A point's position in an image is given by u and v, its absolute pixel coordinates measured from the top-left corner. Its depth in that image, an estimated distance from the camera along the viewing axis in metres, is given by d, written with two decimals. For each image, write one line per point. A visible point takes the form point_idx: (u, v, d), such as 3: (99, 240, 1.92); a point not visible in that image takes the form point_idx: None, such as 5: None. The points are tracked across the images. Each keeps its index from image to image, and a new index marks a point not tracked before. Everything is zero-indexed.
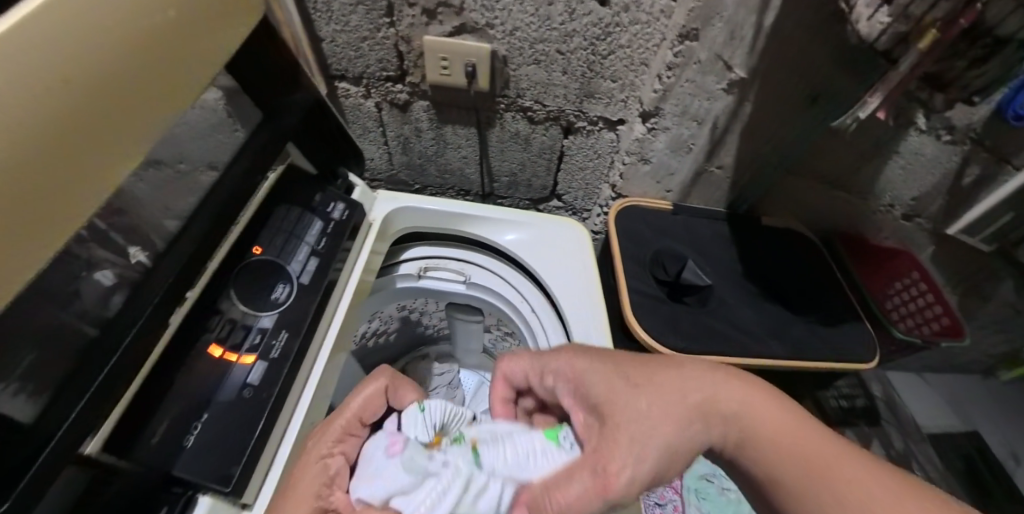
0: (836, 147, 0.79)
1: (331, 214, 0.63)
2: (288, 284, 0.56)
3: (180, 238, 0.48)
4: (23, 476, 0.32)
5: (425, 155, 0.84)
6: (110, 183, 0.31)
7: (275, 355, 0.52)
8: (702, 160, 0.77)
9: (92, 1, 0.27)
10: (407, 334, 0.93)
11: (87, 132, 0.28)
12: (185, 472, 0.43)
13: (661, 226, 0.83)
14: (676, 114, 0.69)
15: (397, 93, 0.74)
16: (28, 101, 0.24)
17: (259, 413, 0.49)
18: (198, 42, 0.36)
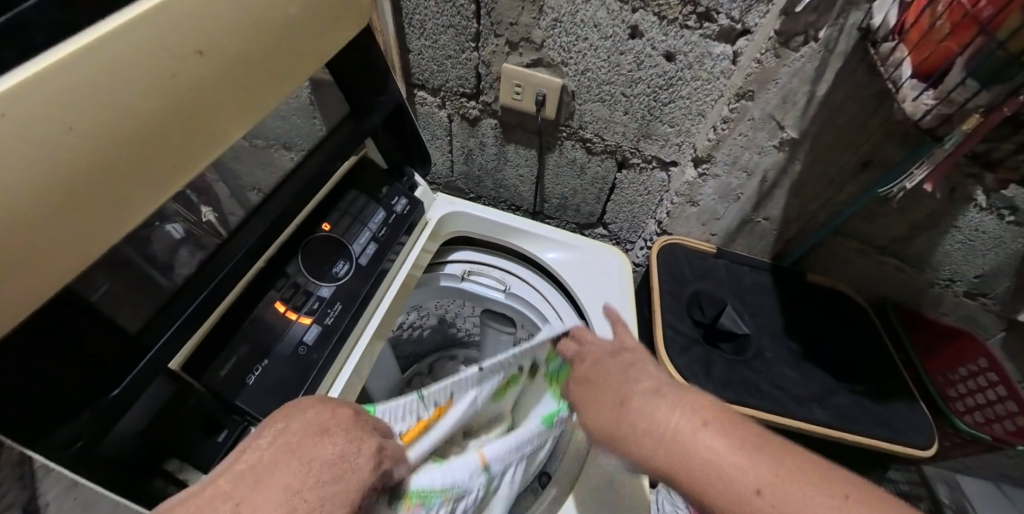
0: (890, 215, 0.78)
1: (394, 207, 0.71)
2: (348, 263, 0.64)
3: (264, 208, 0.57)
4: (122, 380, 0.41)
5: (484, 168, 0.92)
6: (199, 154, 0.37)
7: (328, 321, 0.60)
8: (749, 209, 0.79)
9: (214, 12, 0.35)
10: (440, 333, 0.99)
11: (189, 109, 0.35)
12: (245, 403, 0.51)
13: (702, 268, 0.83)
14: (727, 163, 0.72)
15: (470, 108, 0.82)
16: (167, 62, 0.32)
17: (309, 367, 0.56)
18: (297, 51, 0.44)
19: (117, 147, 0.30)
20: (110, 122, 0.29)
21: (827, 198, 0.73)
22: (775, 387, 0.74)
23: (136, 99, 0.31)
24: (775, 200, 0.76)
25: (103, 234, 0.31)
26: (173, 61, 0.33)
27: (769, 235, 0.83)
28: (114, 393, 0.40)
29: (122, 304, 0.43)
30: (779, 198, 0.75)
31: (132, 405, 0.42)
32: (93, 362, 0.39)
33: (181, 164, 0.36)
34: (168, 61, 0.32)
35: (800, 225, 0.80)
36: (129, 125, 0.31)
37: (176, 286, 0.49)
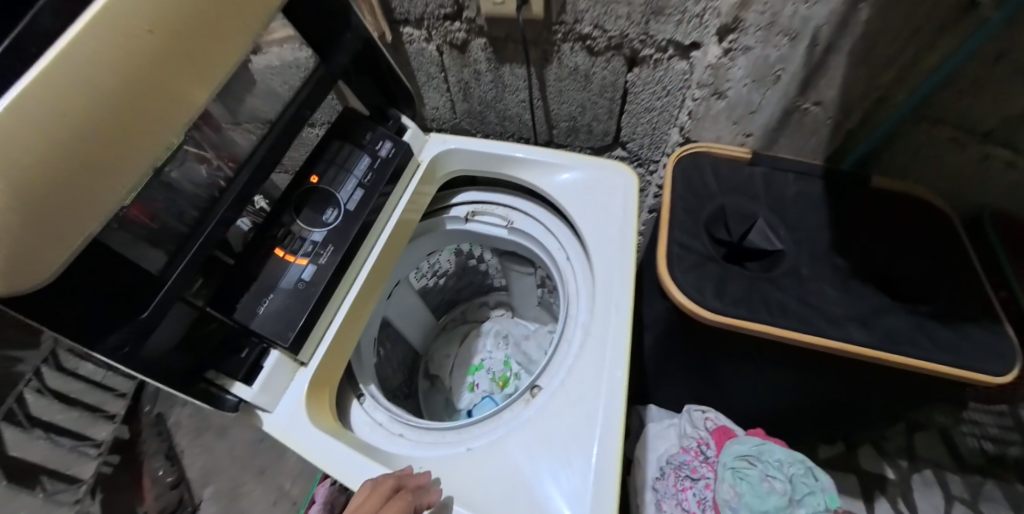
0: (1002, 82, 0.60)
1: (379, 151, 0.66)
2: (337, 210, 0.61)
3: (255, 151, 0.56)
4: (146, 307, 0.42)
5: (485, 101, 0.83)
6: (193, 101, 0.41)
7: (322, 261, 0.58)
8: (793, 93, 0.66)
9: None
10: (469, 281, 0.94)
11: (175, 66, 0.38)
12: (259, 328, 0.53)
13: (736, 179, 0.71)
14: (762, 26, 0.59)
15: (455, 32, 0.73)
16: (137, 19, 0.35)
17: (303, 305, 0.55)
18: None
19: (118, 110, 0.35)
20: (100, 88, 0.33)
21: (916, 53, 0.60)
22: (803, 304, 0.60)
23: (117, 65, 0.34)
24: (831, 70, 0.62)
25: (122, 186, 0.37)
26: (128, 38, 0.34)
27: (823, 128, 0.71)
28: (145, 314, 0.42)
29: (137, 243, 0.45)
30: (836, 68, 0.62)
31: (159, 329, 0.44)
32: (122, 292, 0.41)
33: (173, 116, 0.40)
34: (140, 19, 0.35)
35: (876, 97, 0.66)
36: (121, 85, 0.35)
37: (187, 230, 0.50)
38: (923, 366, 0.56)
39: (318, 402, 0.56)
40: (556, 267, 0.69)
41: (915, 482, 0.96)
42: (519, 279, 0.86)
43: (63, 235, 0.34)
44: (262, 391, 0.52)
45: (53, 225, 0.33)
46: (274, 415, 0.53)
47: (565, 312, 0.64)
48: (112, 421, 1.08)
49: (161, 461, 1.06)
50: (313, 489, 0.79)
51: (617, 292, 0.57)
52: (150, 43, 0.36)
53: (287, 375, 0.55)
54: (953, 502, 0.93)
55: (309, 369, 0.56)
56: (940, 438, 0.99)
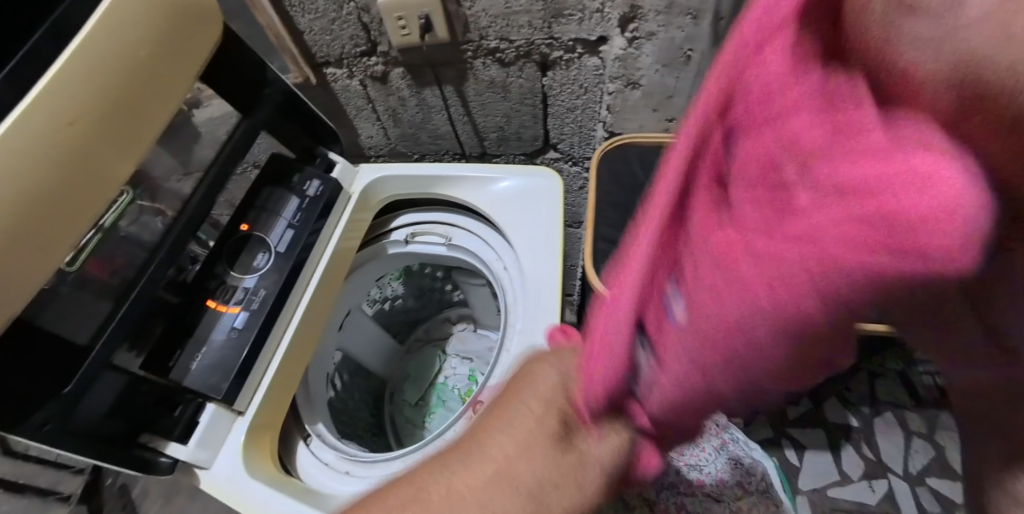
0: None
1: (307, 191, 0.68)
2: (268, 252, 0.64)
3: (183, 211, 0.59)
4: (71, 379, 0.45)
5: (415, 124, 0.84)
6: (117, 178, 0.46)
7: (254, 306, 0.61)
8: (708, 71, 0.65)
9: (78, 69, 0.42)
10: (427, 301, 0.94)
11: (98, 148, 0.44)
12: (192, 383, 0.55)
13: (664, 163, 0.71)
14: (659, 11, 0.59)
15: (374, 66, 0.75)
16: (59, 114, 0.40)
17: (238, 352, 0.57)
18: (184, 56, 0.51)
19: (40, 193, 0.39)
20: (26, 177, 0.38)
21: None
22: None
23: (40, 154, 0.39)
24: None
25: (52, 260, 0.41)
26: (47, 135, 0.39)
27: None
28: (68, 388, 0.45)
29: (67, 320, 0.47)
30: None
31: (85, 396, 0.46)
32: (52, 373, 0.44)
33: (97, 192, 0.44)
34: (64, 112, 0.41)
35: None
36: (42, 172, 0.39)
37: (118, 295, 0.53)
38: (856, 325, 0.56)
39: (259, 451, 0.57)
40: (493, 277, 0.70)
41: (877, 425, 1.00)
42: (476, 292, 0.88)
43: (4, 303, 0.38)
44: (199, 447, 0.54)
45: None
46: (213, 471, 0.55)
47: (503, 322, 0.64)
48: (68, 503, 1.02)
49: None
50: None
51: (545, 297, 0.59)
52: (69, 135, 0.41)
53: (226, 426, 0.57)
54: (911, 437, 0.98)
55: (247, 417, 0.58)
56: (903, 383, 1.02)
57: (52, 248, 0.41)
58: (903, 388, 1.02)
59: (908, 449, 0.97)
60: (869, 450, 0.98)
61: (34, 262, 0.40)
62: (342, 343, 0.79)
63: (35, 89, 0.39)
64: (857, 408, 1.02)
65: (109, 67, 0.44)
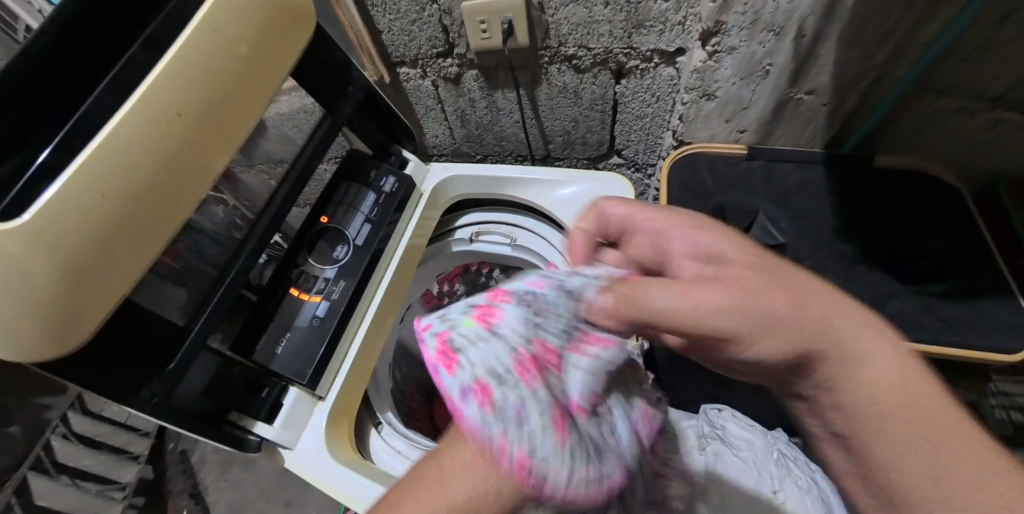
0: (1006, 41, 0.56)
1: (383, 187, 0.70)
2: (347, 245, 0.65)
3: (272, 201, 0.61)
4: (173, 359, 0.47)
5: (481, 125, 0.86)
6: (217, 165, 0.48)
7: (335, 297, 0.62)
8: (784, 84, 0.65)
9: (182, 61, 0.43)
10: None
11: (201, 138, 0.45)
12: (279, 367, 0.57)
13: (733, 173, 0.71)
14: (744, 26, 0.59)
15: (448, 67, 0.77)
16: (166, 105, 0.42)
17: (319, 343, 0.59)
18: (277, 47, 0.53)
19: (149, 181, 0.41)
20: (134, 165, 0.40)
21: (909, 31, 0.57)
22: None
23: (148, 144, 0.41)
24: (822, 58, 0.61)
25: (159, 242, 0.43)
26: (157, 125, 0.41)
27: (818, 114, 0.69)
28: (171, 366, 0.47)
29: (168, 304, 0.49)
30: (826, 55, 0.60)
31: (186, 375, 0.49)
32: (155, 354, 0.45)
33: (200, 178, 0.46)
34: (170, 103, 0.42)
35: (873, 77, 0.63)
36: (151, 161, 0.41)
37: (212, 279, 0.55)
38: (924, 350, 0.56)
39: (338, 437, 0.59)
40: None
41: None
42: None
43: (115, 284, 0.40)
44: (284, 429, 0.56)
45: (99, 291, 0.39)
46: (296, 451, 0.56)
47: None
48: (137, 462, 1.05)
49: (186, 501, 1.05)
50: None
51: None
52: (177, 125, 0.43)
53: (306, 411, 0.58)
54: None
55: (328, 403, 0.59)
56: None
57: (159, 232, 0.43)
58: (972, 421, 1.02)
59: None
60: None
61: (143, 246, 0.42)
62: (403, 334, 0.82)
63: (146, 82, 0.41)
64: None
65: (207, 63, 0.45)
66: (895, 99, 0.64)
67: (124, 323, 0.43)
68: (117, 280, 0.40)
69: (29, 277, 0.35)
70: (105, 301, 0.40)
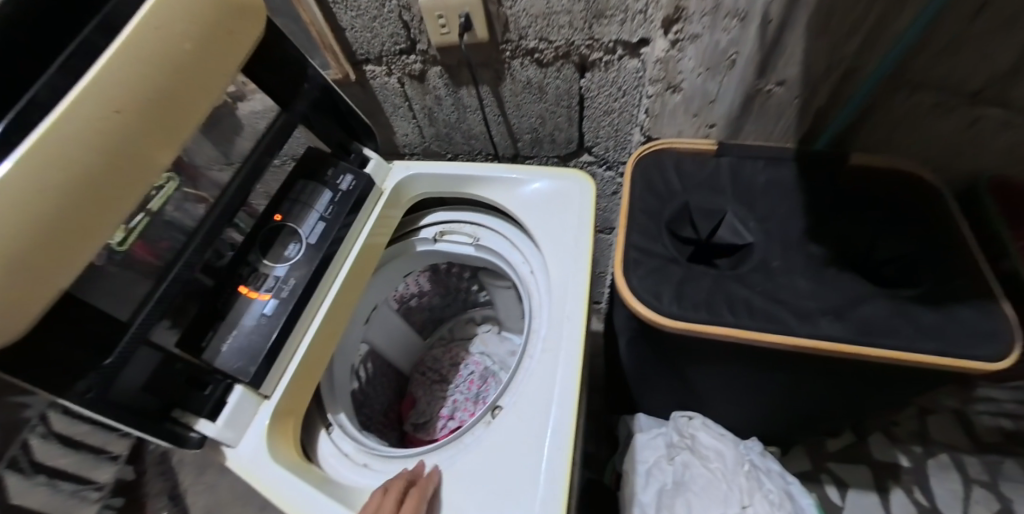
0: (986, 25, 0.53)
1: (340, 185, 0.68)
2: (299, 244, 0.63)
3: (222, 197, 0.59)
4: (112, 353, 0.46)
5: (449, 123, 0.85)
6: (162, 163, 0.47)
7: (284, 294, 0.60)
8: (752, 76, 0.62)
9: (127, 56, 0.42)
10: (451, 298, 0.94)
11: (144, 135, 0.44)
12: (224, 365, 0.55)
13: (700, 172, 0.68)
14: (705, 12, 0.57)
15: (412, 64, 0.76)
16: (108, 103, 0.41)
17: (265, 338, 0.57)
18: (230, 42, 0.52)
19: (87, 181, 0.40)
20: (68, 164, 0.39)
21: (882, 19, 0.54)
22: (770, 299, 0.56)
23: (85, 142, 0.40)
24: (790, 47, 0.58)
25: (97, 243, 0.42)
26: (98, 122, 0.40)
27: (789, 109, 0.66)
28: (109, 360, 0.46)
29: (107, 297, 0.48)
30: (794, 44, 0.58)
31: (125, 369, 0.47)
32: (90, 349, 0.44)
33: (143, 177, 0.45)
34: (112, 100, 0.41)
35: (845, 69, 0.60)
36: (89, 160, 0.40)
37: (158, 276, 0.53)
38: (901, 359, 0.51)
39: (282, 438, 0.57)
40: (520, 280, 0.69)
41: (929, 467, 0.93)
42: (501, 294, 0.88)
43: (48, 286, 0.39)
44: (226, 426, 0.53)
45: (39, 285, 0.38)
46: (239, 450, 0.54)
47: (529, 325, 0.62)
48: (115, 463, 1.06)
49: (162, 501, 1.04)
50: None
51: (570, 304, 0.57)
52: (119, 122, 0.42)
53: (252, 409, 0.56)
54: (970, 484, 0.91)
55: (273, 401, 0.57)
56: (956, 421, 0.98)
57: (98, 231, 0.42)
58: (959, 428, 0.97)
59: (967, 498, 0.90)
60: (923, 495, 0.91)
61: (79, 247, 0.41)
62: (367, 336, 0.80)
63: (87, 77, 0.40)
64: (907, 447, 0.96)
65: (154, 58, 0.44)
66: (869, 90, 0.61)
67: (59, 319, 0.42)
68: (58, 275, 0.39)
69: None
70: (44, 297, 0.39)
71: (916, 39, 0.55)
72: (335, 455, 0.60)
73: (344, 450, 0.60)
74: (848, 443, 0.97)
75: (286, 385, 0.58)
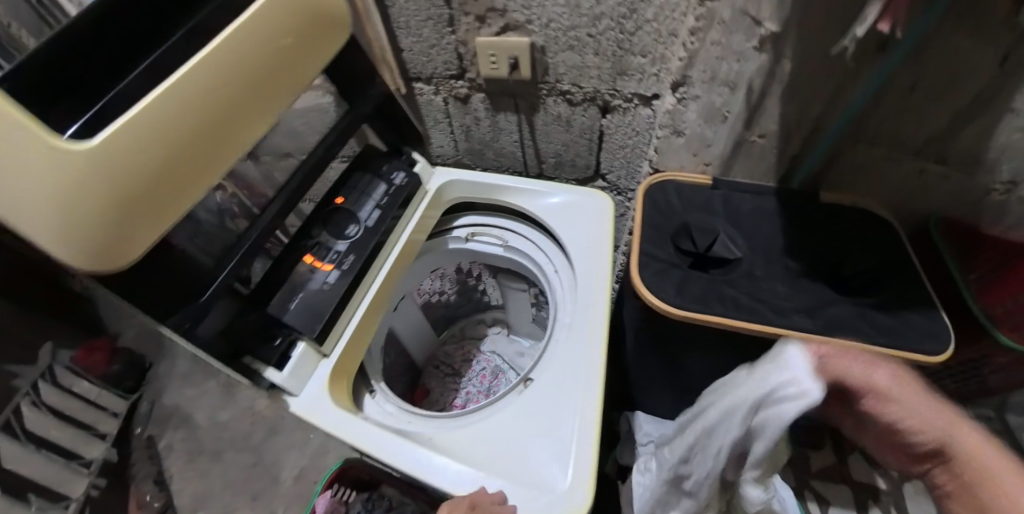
0: (921, 105, 0.67)
1: (394, 180, 0.77)
2: (358, 225, 0.70)
3: (293, 178, 0.66)
4: (207, 292, 0.53)
5: (483, 140, 0.97)
6: (261, 121, 0.55)
7: (345, 267, 0.66)
8: (741, 127, 0.77)
9: (247, 27, 0.51)
10: (466, 300, 1.02)
11: (252, 95, 0.53)
12: (292, 321, 0.61)
13: (697, 199, 0.81)
14: (704, 80, 0.71)
15: (459, 88, 0.89)
16: (230, 62, 0.49)
17: (330, 301, 0.63)
18: (323, 31, 0.62)
19: (210, 123, 0.48)
20: (198, 105, 0.46)
21: (835, 95, 0.68)
22: (754, 298, 0.67)
23: (212, 89, 0.48)
24: (769, 110, 0.73)
25: (207, 177, 0.50)
26: (222, 76, 0.49)
27: (770, 154, 0.80)
28: (203, 297, 0.52)
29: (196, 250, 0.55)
30: (772, 108, 0.72)
31: (210, 313, 0.54)
32: (183, 288, 0.51)
33: (247, 128, 0.53)
34: (234, 60, 0.50)
35: (815, 125, 0.74)
36: (213, 107, 0.48)
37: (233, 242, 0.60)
38: (862, 347, 0.62)
39: (336, 389, 0.63)
40: (545, 278, 0.79)
41: None
42: (514, 296, 0.97)
43: (168, 205, 0.46)
44: (290, 376, 0.60)
45: (145, 228, 0.45)
46: (300, 398, 0.61)
47: (555, 316, 0.72)
48: (105, 440, 1.08)
49: (149, 486, 1.05)
50: (313, 500, 0.84)
51: (594, 291, 0.67)
52: (236, 80, 0.50)
53: (312, 365, 0.63)
54: None
55: (330, 360, 0.64)
56: None
57: (212, 165, 0.50)
58: None
59: None
60: None
61: (197, 177, 0.49)
62: (393, 323, 0.87)
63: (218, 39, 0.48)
64: None
65: (265, 33, 0.53)
66: (829, 146, 0.75)
67: (157, 256, 0.48)
68: (172, 200, 0.46)
69: (98, 199, 0.40)
70: (162, 214, 0.46)
71: (869, 108, 0.70)
72: (379, 410, 0.66)
73: (387, 408, 0.66)
74: None
75: (342, 345, 0.65)
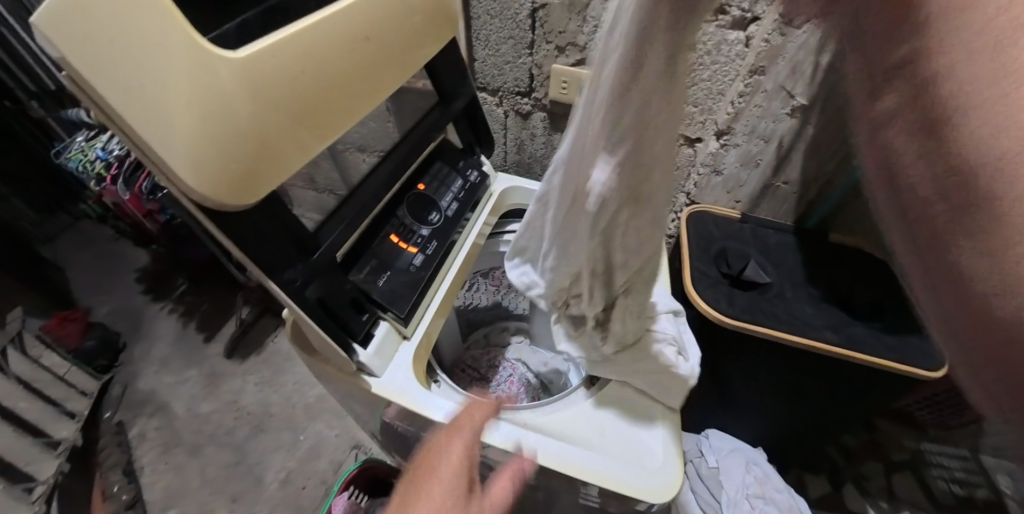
0: None
1: (469, 176, 0.81)
2: (438, 214, 0.73)
3: (390, 157, 0.69)
4: (316, 252, 0.53)
5: (534, 155, 1.04)
6: (387, 86, 0.55)
7: (429, 252, 0.69)
8: (770, 173, 0.90)
9: None
10: (495, 305, 1.05)
11: (381, 57, 0.53)
12: (380, 297, 0.61)
13: (729, 229, 0.91)
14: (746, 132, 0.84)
15: (523, 105, 0.96)
16: (362, 16, 0.49)
17: (417, 283, 0.65)
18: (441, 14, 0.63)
19: (343, 75, 0.48)
20: (331, 52, 0.46)
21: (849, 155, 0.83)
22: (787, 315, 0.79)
23: (344, 38, 0.48)
24: (794, 161, 0.87)
25: (337, 130, 0.49)
26: (354, 30, 0.49)
27: (790, 199, 0.93)
28: (314, 255, 0.53)
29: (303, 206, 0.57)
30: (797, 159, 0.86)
31: (316, 272, 0.54)
32: (300, 241, 0.51)
33: (374, 90, 0.53)
34: (366, 16, 0.50)
35: (830, 179, 0.87)
36: (346, 58, 0.48)
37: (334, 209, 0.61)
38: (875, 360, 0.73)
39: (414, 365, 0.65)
40: None
41: None
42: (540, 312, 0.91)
43: (297, 148, 0.45)
44: (375, 355, 0.61)
45: (270, 169, 0.43)
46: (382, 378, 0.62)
47: None
48: (74, 420, 0.99)
49: (117, 476, 0.95)
50: (329, 500, 0.78)
51: None
52: (367, 37, 0.50)
53: (393, 345, 0.64)
54: None
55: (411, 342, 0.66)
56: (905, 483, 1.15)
57: (342, 118, 0.49)
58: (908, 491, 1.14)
59: None
60: None
61: (327, 126, 0.48)
62: None
63: None
64: (875, 502, 1.07)
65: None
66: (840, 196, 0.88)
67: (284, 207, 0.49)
68: (301, 144, 0.46)
69: (239, 128, 0.40)
70: (290, 156, 0.45)
71: None
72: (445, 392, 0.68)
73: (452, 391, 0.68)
74: (825, 491, 1.08)
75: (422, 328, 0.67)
